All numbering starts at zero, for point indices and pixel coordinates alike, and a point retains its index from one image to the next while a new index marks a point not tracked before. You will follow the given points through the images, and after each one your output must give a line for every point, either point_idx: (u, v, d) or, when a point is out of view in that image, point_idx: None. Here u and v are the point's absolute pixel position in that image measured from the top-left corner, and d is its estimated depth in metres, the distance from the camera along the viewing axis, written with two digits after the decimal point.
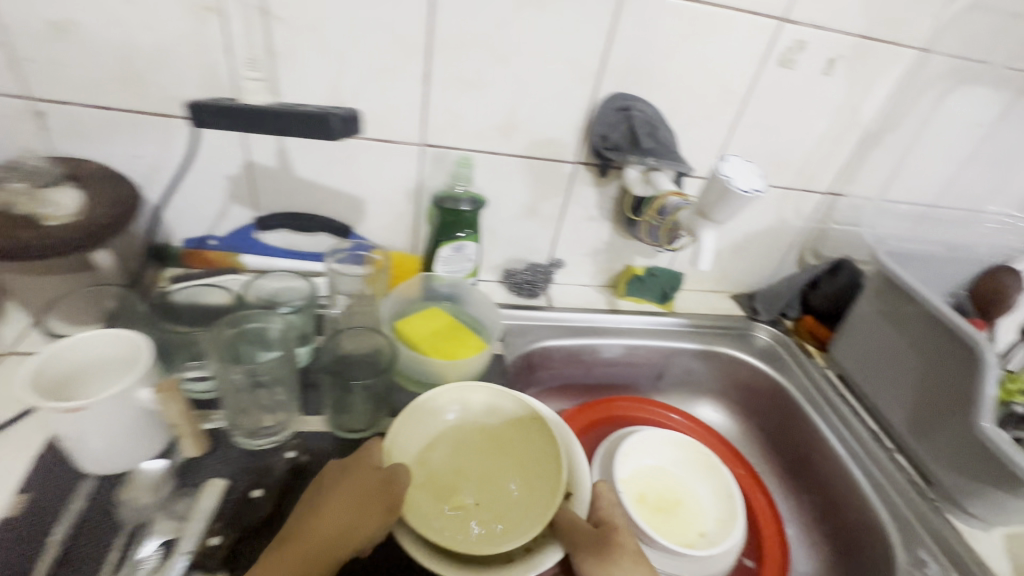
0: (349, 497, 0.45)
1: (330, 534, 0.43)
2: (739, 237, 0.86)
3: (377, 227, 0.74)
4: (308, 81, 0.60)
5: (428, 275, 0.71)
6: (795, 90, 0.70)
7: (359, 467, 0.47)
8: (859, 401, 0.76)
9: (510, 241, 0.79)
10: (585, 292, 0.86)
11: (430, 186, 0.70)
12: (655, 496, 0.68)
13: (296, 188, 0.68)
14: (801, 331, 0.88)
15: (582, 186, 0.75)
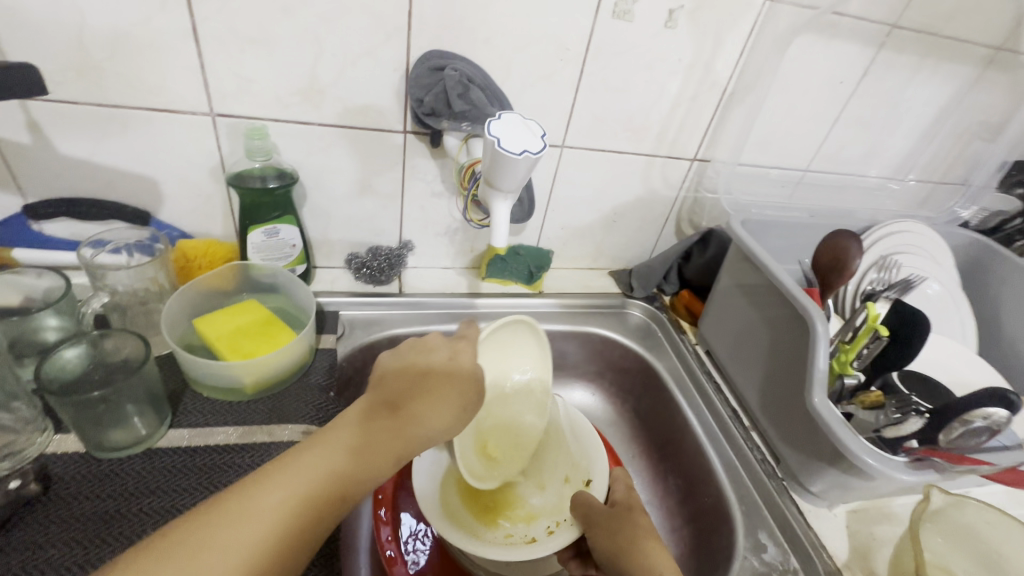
0: (358, 436, 0.41)
1: (446, 399, 0.47)
2: (608, 210, 0.81)
3: (184, 211, 0.65)
4: (41, 38, 0.50)
5: (241, 265, 0.62)
6: (638, 46, 0.64)
7: (434, 369, 0.49)
8: (723, 377, 0.73)
9: (348, 222, 0.71)
10: (445, 275, 0.80)
11: (233, 165, 0.62)
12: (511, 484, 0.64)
13: (67, 169, 0.59)
14: (677, 306, 0.84)
15: (418, 158, 0.67)
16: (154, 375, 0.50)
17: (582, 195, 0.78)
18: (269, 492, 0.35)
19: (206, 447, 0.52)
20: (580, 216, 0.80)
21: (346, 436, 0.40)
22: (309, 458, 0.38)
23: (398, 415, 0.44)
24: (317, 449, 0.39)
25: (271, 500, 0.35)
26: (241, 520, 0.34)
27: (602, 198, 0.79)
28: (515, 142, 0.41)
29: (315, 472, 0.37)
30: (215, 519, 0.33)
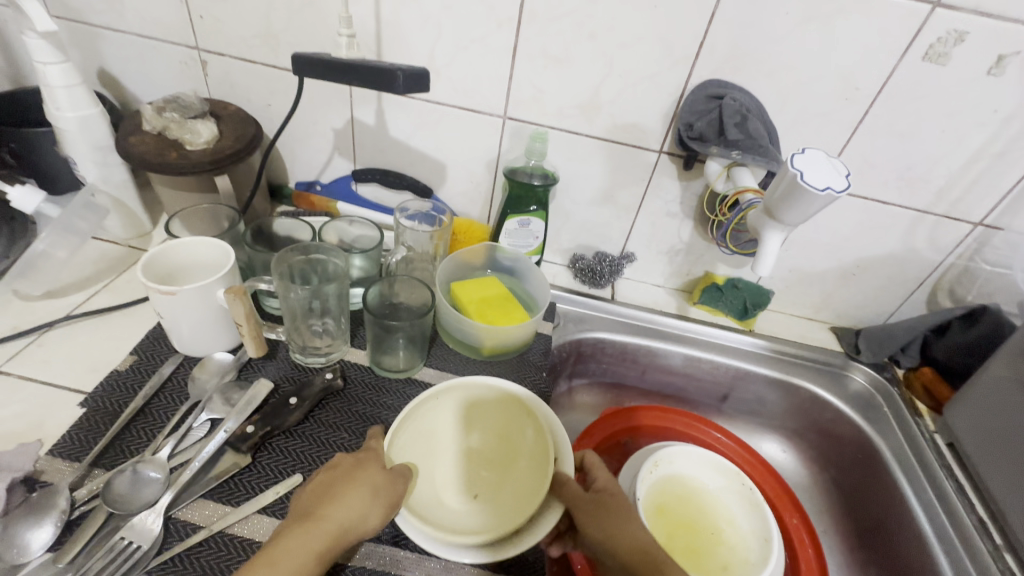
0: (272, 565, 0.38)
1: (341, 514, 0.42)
2: (850, 261, 0.74)
3: (457, 194, 0.78)
4: (408, 47, 0.65)
5: (493, 246, 0.73)
6: (942, 93, 0.59)
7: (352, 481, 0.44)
8: (967, 478, 0.63)
9: (582, 225, 0.78)
10: (655, 292, 0.82)
11: (508, 161, 0.72)
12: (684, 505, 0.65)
13: (389, 146, 0.75)
14: (914, 384, 0.73)
15: (665, 177, 0.71)
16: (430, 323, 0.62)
17: (824, 240, 0.73)
18: (321, 541, 0.40)
19: None
20: (815, 262, 0.76)
21: (361, 494, 0.43)
22: (352, 509, 0.42)
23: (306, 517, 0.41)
24: (355, 497, 0.42)
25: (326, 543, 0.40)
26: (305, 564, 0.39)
27: (847, 247, 0.73)
28: (819, 177, 0.41)
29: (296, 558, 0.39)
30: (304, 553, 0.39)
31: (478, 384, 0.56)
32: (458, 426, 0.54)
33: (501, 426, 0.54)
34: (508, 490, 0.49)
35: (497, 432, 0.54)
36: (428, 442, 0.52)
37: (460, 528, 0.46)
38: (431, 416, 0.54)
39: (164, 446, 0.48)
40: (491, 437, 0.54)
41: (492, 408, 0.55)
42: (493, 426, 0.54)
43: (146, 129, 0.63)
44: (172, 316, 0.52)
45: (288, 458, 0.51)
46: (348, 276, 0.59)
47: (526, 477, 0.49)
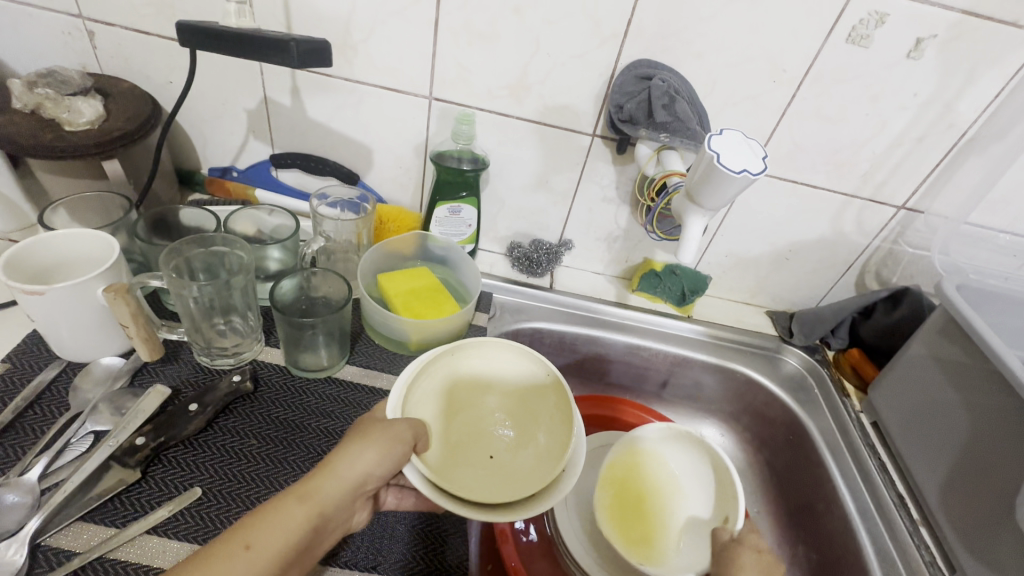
0: (277, 535, 0.34)
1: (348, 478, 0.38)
2: (783, 245, 0.75)
3: (385, 180, 0.74)
4: (320, 19, 0.60)
5: (422, 234, 0.69)
6: (864, 76, 0.59)
7: (370, 439, 0.39)
8: (888, 455, 0.65)
9: (517, 213, 0.75)
10: (595, 280, 0.81)
11: (437, 144, 0.68)
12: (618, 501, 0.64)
13: (309, 129, 0.70)
14: (843, 365, 0.75)
15: (599, 161, 0.69)
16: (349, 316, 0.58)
17: (758, 225, 0.73)
18: (330, 493, 0.37)
19: (372, 386, 0.58)
20: (749, 247, 0.76)
21: (375, 444, 0.39)
22: (364, 458, 0.38)
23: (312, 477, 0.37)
24: (368, 445, 0.39)
25: (336, 493, 0.37)
26: (311, 516, 0.36)
27: (780, 231, 0.73)
28: (735, 159, 0.40)
29: (298, 520, 0.35)
30: (310, 505, 0.36)
31: (507, 345, 0.51)
32: (481, 388, 0.53)
33: (523, 394, 0.52)
34: (526, 455, 0.48)
35: (518, 399, 0.52)
36: (452, 409, 0.51)
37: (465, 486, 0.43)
38: (455, 375, 0.51)
39: (35, 465, 0.43)
40: (513, 403, 0.52)
41: (512, 369, 0.52)
42: (514, 393, 0.52)
43: (17, 107, 0.56)
44: (43, 317, 0.46)
45: (185, 470, 0.47)
46: (252, 269, 0.54)
47: (547, 445, 0.47)
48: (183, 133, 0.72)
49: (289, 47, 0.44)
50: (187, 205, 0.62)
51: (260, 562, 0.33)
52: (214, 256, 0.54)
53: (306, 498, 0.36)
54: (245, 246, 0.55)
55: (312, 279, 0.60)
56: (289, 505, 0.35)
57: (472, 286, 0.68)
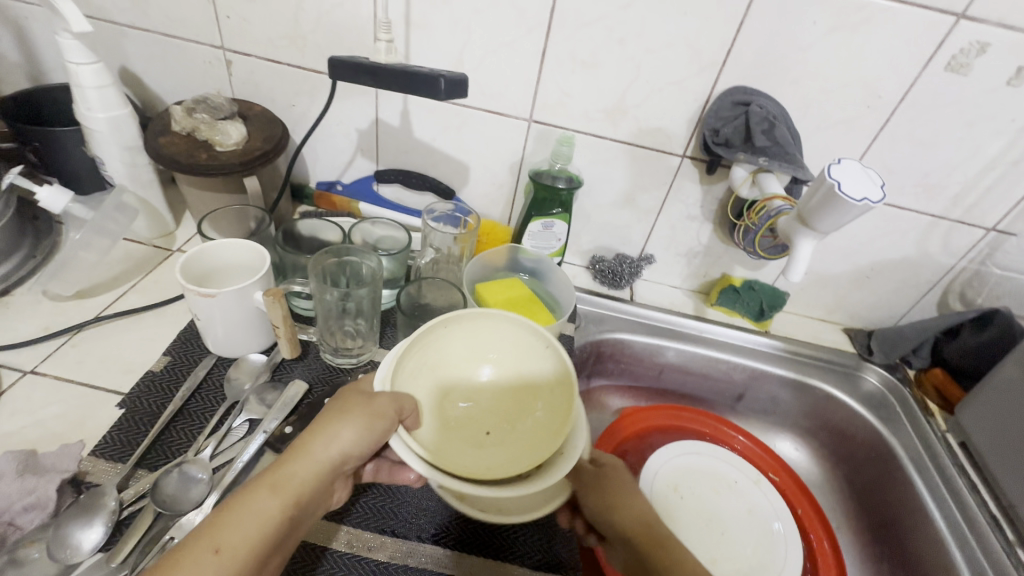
0: (253, 526, 0.37)
1: (317, 462, 0.41)
2: (864, 264, 0.76)
3: (478, 195, 0.79)
4: (437, 49, 0.65)
5: (516, 248, 0.73)
6: (962, 102, 0.60)
7: (339, 421, 0.43)
8: (980, 477, 0.65)
9: (602, 227, 0.79)
10: (673, 293, 0.83)
11: (532, 163, 0.73)
12: (697, 512, 0.68)
13: (413, 148, 0.75)
14: (924, 384, 0.75)
15: (686, 181, 0.72)
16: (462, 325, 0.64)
17: (841, 243, 0.74)
18: (306, 470, 0.41)
19: None
20: (830, 265, 0.77)
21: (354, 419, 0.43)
22: (340, 437, 0.42)
23: (283, 465, 0.41)
24: (344, 425, 0.43)
25: (314, 470, 0.41)
26: (285, 492, 0.39)
27: (863, 250, 0.75)
28: (857, 188, 0.42)
29: (271, 507, 0.38)
30: (288, 483, 0.40)
31: (503, 318, 0.53)
32: (468, 360, 0.54)
33: (521, 355, 0.53)
34: (523, 433, 0.50)
35: (511, 357, 0.53)
36: (439, 368, 0.52)
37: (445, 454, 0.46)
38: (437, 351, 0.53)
39: (206, 448, 0.48)
40: (506, 363, 0.54)
41: (507, 345, 0.54)
42: (508, 359, 0.54)
43: (175, 130, 0.63)
44: (209, 317, 0.52)
45: None
46: (380, 276, 0.59)
47: (548, 413, 0.49)
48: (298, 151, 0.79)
49: (433, 80, 0.49)
50: (308, 217, 0.69)
51: (230, 560, 0.35)
52: (345, 264, 0.60)
53: (280, 487, 0.39)
54: (373, 255, 0.60)
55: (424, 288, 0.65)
56: (269, 485, 0.39)
57: (565, 298, 0.72)
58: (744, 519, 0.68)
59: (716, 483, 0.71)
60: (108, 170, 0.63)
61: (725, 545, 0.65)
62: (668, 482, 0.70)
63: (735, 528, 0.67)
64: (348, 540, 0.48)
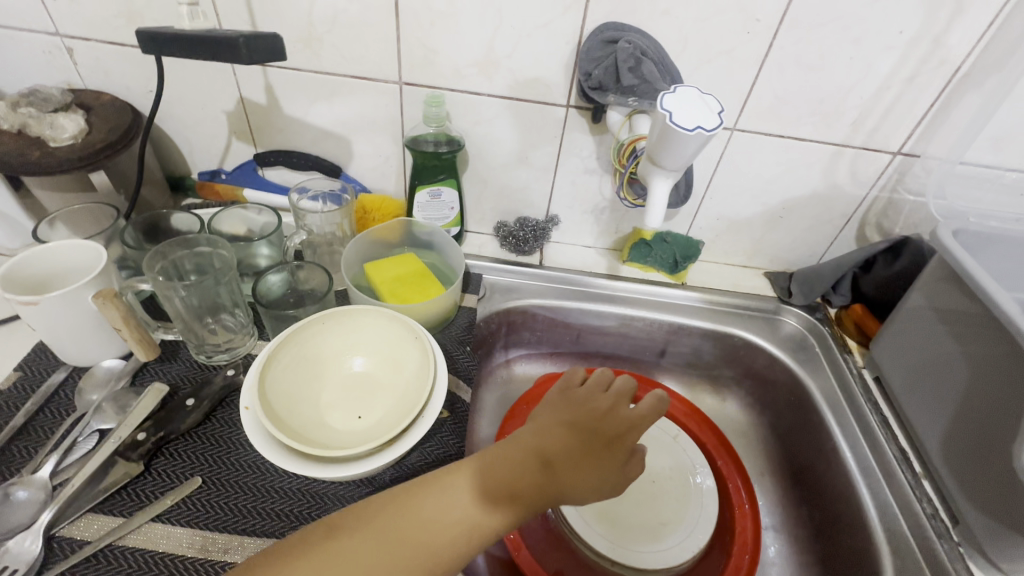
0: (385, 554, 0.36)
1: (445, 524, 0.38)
2: (775, 204, 0.73)
3: (367, 169, 0.74)
4: (284, 13, 0.60)
5: (408, 221, 0.70)
6: (845, 17, 0.56)
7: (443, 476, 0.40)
8: (892, 411, 0.63)
9: (500, 192, 0.75)
10: (586, 254, 0.80)
11: (411, 129, 0.69)
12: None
13: (287, 125, 0.71)
14: (845, 321, 0.73)
15: (576, 133, 0.68)
16: (332, 305, 0.61)
17: (748, 184, 0.71)
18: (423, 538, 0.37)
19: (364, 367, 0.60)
20: (740, 207, 0.74)
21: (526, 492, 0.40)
22: (454, 499, 0.39)
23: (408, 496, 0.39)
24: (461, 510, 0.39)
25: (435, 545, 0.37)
26: (401, 550, 0.37)
27: (771, 189, 0.71)
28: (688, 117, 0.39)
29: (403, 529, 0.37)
30: (394, 529, 0.37)
31: (374, 310, 0.53)
32: (338, 351, 0.53)
33: (388, 346, 0.53)
34: (389, 402, 0.50)
35: (380, 350, 0.53)
36: (307, 365, 0.51)
37: (325, 443, 0.46)
38: (308, 346, 0.51)
39: (45, 465, 0.46)
40: (375, 354, 0.53)
41: (374, 331, 0.54)
42: (378, 346, 0.54)
43: (4, 128, 0.58)
44: (40, 326, 0.49)
45: (185, 461, 0.49)
46: (235, 266, 0.56)
47: (404, 395, 0.50)
48: (169, 139, 0.73)
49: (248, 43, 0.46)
50: (175, 209, 0.65)
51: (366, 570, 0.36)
52: (199, 256, 0.57)
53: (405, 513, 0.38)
54: (227, 244, 0.57)
55: (295, 272, 0.62)
56: (382, 525, 0.38)
57: (457, 266, 0.69)
58: (664, 474, 0.66)
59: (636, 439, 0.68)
60: None
61: (644, 502, 0.63)
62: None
63: (652, 482, 0.65)
64: (201, 543, 0.44)
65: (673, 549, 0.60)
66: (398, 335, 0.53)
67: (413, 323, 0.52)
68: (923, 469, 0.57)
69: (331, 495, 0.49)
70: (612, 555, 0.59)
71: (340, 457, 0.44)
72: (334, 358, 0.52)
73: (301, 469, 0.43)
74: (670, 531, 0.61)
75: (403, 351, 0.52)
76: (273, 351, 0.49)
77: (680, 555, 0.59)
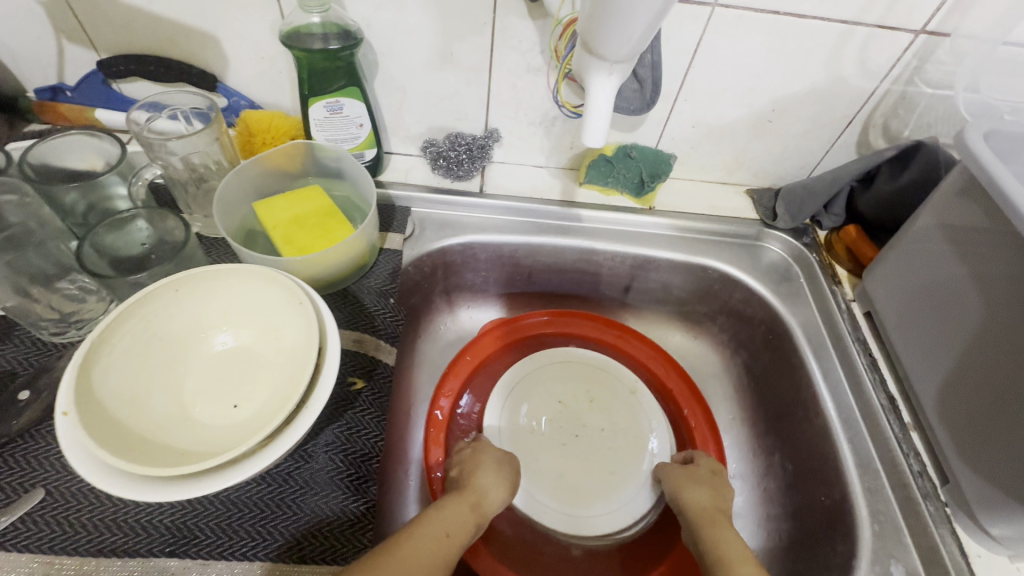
0: None
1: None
2: (764, 105, 0.59)
3: (250, 77, 0.58)
4: None
5: (306, 144, 0.55)
6: None
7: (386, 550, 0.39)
8: (883, 352, 0.55)
9: (424, 101, 0.60)
10: (537, 175, 0.67)
11: (293, 18, 0.52)
12: (560, 427, 0.59)
13: (130, 20, 0.53)
14: (836, 246, 0.63)
15: (512, 17, 0.51)
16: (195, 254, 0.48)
17: (730, 81, 0.56)
18: None
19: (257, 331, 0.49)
20: (721, 111, 0.60)
21: (436, 555, 0.41)
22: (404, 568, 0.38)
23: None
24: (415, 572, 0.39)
25: None
26: None
27: (759, 87, 0.57)
28: None
29: None
30: None
31: (246, 270, 0.41)
32: (208, 324, 0.42)
33: (269, 314, 0.42)
34: (270, 386, 0.40)
35: (260, 320, 0.42)
36: (164, 347, 0.40)
37: (181, 448, 0.36)
38: (161, 322, 0.40)
39: None
40: (254, 326, 0.42)
41: (249, 297, 0.42)
42: (257, 314, 0.42)
43: None
44: None
45: (25, 469, 0.40)
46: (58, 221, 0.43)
47: (287, 374, 0.39)
48: None
49: None
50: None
51: None
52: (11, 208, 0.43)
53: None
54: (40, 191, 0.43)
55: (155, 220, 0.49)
56: None
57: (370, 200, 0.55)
58: (617, 423, 0.59)
59: (581, 386, 0.61)
60: None
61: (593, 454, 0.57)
62: (524, 399, 0.60)
63: (603, 432, 0.58)
64: (44, 571, 0.36)
65: (629, 505, 0.55)
66: (279, 300, 0.41)
67: (295, 284, 0.40)
68: (911, 419, 0.51)
69: (215, 498, 0.41)
70: (567, 528, 0.53)
71: (189, 473, 0.33)
72: (204, 334, 0.42)
73: (152, 495, 0.32)
74: (624, 485, 0.56)
75: (286, 319, 0.41)
76: (105, 331, 0.37)
77: (638, 510, 0.55)
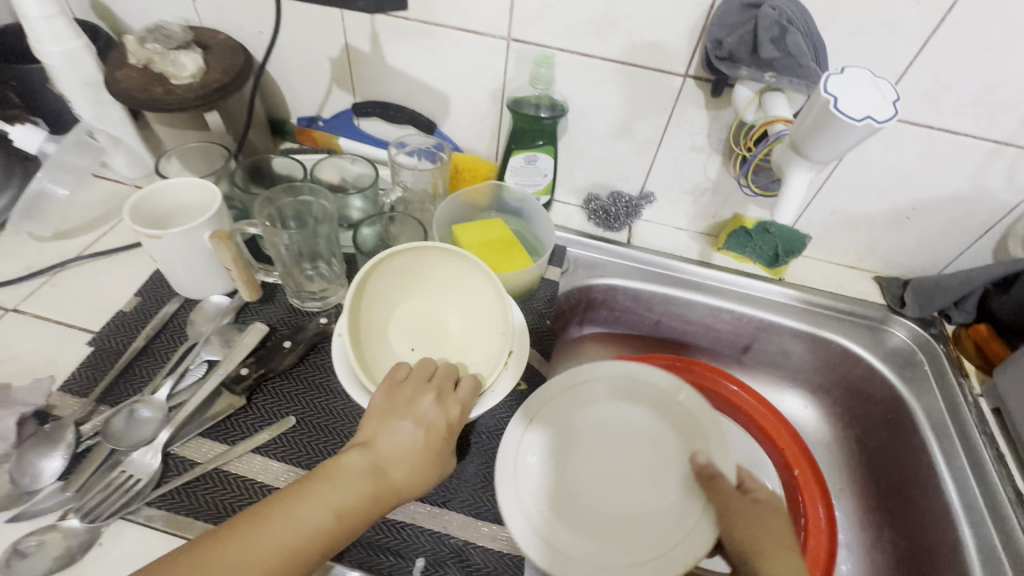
0: (348, 500, 0.39)
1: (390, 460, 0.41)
2: (904, 203, 0.65)
3: (461, 127, 0.73)
4: None
5: (498, 185, 0.68)
6: None
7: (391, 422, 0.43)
8: (1010, 449, 0.57)
9: (595, 162, 0.71)
10: (677, 236, 0.76)
11: (514, 89, 0.66)
12: None
13: (389, 77, 0.70)
14: (963, 341, 0.66)
15: (690, 106, 0.62)
16: None
17: (875, 179, 0.64)
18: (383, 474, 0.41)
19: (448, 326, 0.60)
20: (862, 203, 0.66)
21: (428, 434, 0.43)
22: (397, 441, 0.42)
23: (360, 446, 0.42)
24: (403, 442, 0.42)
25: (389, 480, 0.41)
26: (368, 491, 0.40)
27: (902, 187, 0.64)
28: (856, 106, 0.36)
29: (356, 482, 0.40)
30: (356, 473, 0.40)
31: (483, 279, 0.51)
32: (431, 281, 0.53)
33: (472, 309, 0.53)
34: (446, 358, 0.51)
35: (468, 305, 0.53)
36: (398, 283, 0.52)
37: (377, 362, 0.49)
38: (410, 265, 0.52)
39: (163, 387, 0.50)
40: (463, 303, 0.53)
41: (471, 288, 0.53)
42: (465, 302, 0.53)
43: (132, 63, 0.61)
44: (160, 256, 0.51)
45: (282, 400, 0.52)
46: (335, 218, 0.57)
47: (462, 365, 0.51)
48: (273, 83, 0.74)
49: None
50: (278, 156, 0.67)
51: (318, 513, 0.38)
52: (303, 205, 0.58)
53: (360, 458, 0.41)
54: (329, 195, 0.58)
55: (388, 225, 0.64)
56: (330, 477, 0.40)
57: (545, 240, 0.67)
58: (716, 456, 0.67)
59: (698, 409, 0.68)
60: (74, 108, 0.62)
61: None
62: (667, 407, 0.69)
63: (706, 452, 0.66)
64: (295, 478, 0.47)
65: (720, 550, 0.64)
66: (492, 314, 0.52)
67: (511, 320, 0.50)
68: None
69: None
70: None
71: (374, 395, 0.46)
72: (426, 282, 0.53)
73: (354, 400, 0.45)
74: None
75: (486, 330, 0.52)
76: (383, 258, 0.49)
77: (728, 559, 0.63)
